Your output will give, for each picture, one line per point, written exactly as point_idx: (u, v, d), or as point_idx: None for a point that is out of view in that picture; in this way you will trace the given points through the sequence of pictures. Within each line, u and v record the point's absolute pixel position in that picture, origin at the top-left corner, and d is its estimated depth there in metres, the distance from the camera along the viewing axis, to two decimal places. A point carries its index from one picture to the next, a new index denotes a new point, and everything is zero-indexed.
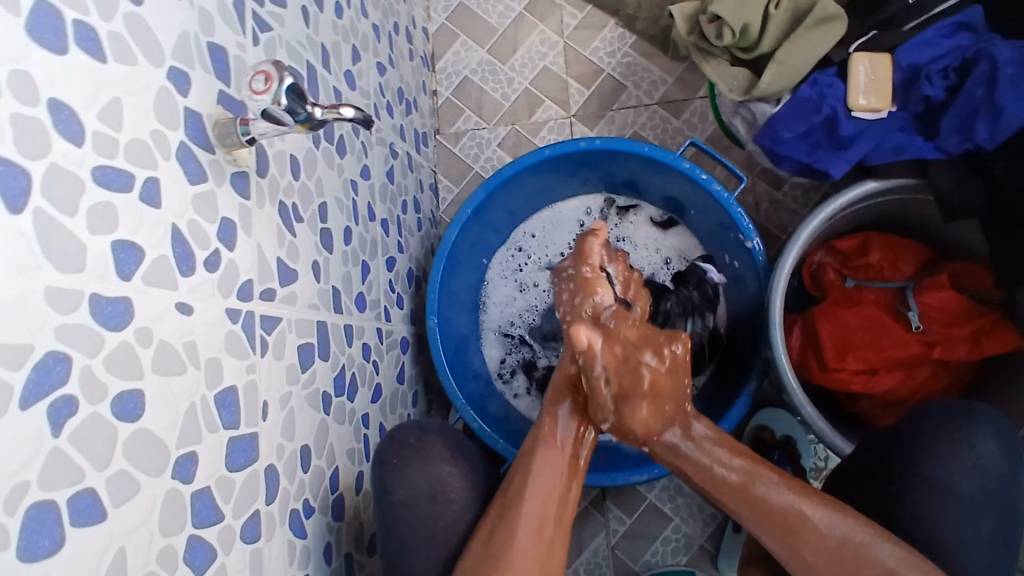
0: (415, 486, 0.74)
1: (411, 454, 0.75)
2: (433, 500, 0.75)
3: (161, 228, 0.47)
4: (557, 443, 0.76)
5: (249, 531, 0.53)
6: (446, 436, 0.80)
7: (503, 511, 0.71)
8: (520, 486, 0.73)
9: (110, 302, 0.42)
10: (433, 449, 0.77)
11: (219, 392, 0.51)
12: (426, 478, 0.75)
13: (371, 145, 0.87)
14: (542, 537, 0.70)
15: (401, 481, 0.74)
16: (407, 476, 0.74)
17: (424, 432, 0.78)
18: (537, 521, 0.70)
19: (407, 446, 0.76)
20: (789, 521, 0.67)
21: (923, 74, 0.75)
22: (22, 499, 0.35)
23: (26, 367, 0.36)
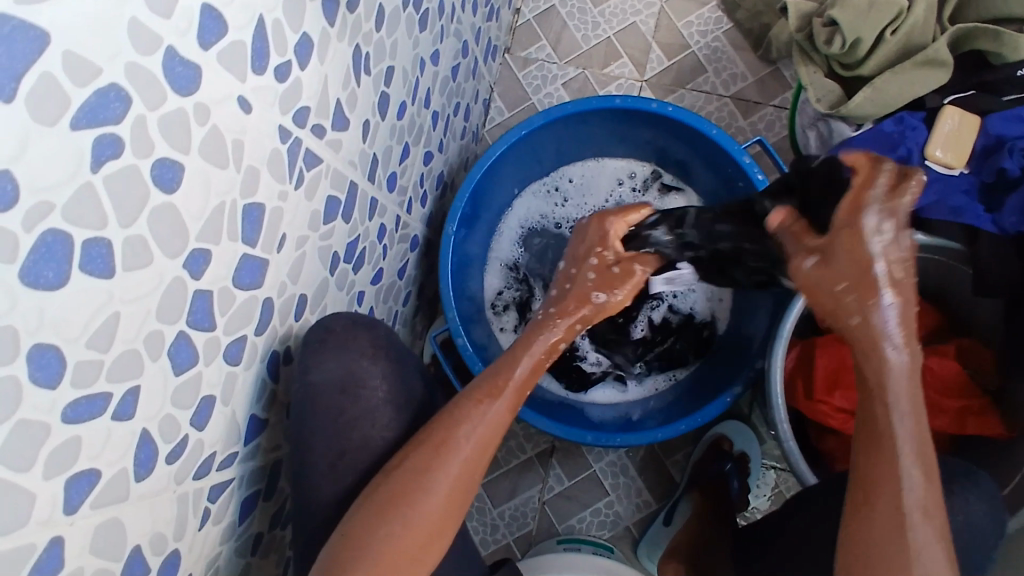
0: (331, 376, 0.64)
1: (326, 343, 0.63)
2: (344, 394, 0.66)
3: (247, 14, 0.44)
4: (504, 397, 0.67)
5: (232, 352, 0.51)
6: (377, 333, 0.70)
7: (442, 443, 0.63)
8: (463, 432, 0.64)
9: (182, 62, 0.39)
10: (357, 342, 0.67)
11: (248, 204, 0.49)
12: (340, 369, 0.65)
13: (448, 34, 0.84)
14: (466, 484, 0.63)
15: (315, 367, 0.62)
16: (324, 361, 0.63)
17: (354, 325, 0.67)
18: (464, 471, 0.63)
19: (329, 333, 0.64)
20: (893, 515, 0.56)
21: (1007, 146, 0.74)
22: (41, 221, 0.33)
23: (89, 88, 0.34)
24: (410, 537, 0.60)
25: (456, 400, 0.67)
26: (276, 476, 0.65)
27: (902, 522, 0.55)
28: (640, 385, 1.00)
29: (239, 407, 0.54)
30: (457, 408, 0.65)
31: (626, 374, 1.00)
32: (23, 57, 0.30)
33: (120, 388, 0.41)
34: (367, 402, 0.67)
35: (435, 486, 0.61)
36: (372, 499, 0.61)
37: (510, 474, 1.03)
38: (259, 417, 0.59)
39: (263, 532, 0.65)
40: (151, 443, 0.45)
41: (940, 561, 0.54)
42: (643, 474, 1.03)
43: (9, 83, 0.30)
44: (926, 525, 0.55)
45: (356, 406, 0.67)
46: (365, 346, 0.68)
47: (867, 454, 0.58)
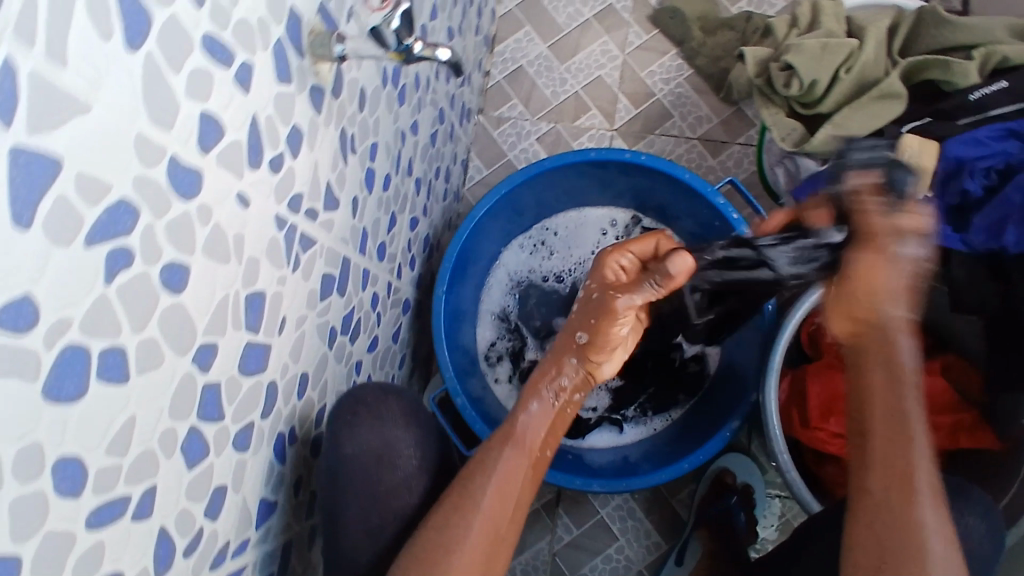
0: (365, 445, 0.68)
1: (360, 412, 0.69)
2: (380, 463, 0.69)
3: (242, 115, 0.46)
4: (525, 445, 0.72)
5: (240, 440, 0.52)
6: (405, 398, 0.74)
7: (462, 499, 0.65)
8: (480, 483, 0.67)
9: (184, 169, 0.41)
10: (388, 409, 0.72)
11: (250, 293, 0.50)
12: (376, 439, 0.70)
13: (425, 103, 0.87)
14: (500, 531, 0.66)
15: (347, 440, 0.67)
16: (357, 434, 0.68)
17: (383, 394, 0.73)
18: (495, 521, 0.66)
19: (361, 402, 0.70)
20: (908, 494, 0.62)
21: (967, 168, 0.76)
22: (61, 337, 0.34)
23: (101, 206, 0.35)
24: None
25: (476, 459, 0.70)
26: (289, 556, 0.64)
27: (908, 489, 0.62)
28: (636, 428, 1.01)
29: (249, 493, 0.55)
30: (474, 466, 0.69)
31: (623, 417, 1.01)
32: (40, 186, 0.31)
33: (138, 488, 0.41)
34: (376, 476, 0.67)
35: (467, 538, 0.63)
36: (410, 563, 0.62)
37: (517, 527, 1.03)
38: (270, 499, 0.59)
39: None
40: (169, 539, 0.45)
41: (945, 530, 0.60)
42: (649, 515, 1.03)
43: (26, 210, 0.31)
44: (931, 503, 0.62)
45: (390, 475, 0.70)
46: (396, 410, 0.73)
47: (882, 436, 0.65)
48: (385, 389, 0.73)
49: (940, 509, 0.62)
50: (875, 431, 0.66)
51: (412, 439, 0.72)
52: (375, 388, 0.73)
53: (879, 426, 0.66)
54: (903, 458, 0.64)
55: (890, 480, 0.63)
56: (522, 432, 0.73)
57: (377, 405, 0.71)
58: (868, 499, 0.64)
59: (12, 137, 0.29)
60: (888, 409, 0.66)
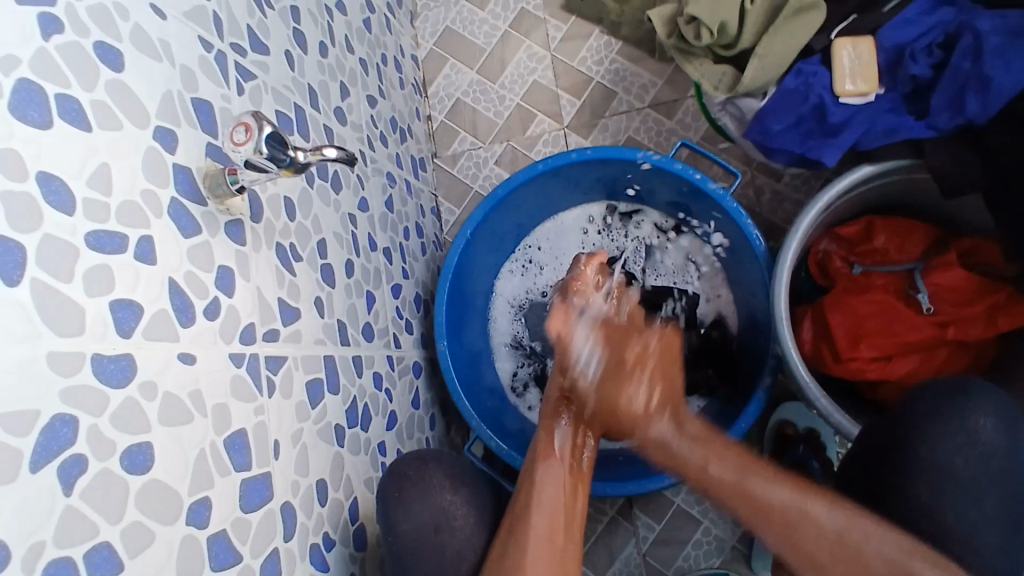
0: (420, 517, 0.72)
1: (408, 488, 0.73)
2: (439, 530, 0.74)
3: (158, 285, 0.48)
4: (559, 456, 0.78)
5: (269, 568, 0.54)
6: (446, 464, 0.78)
7: (514, 522, 0.72)
8: (529, 497, 0.74)
9: (110, 360, 0.43)
10: (431, 477, 0.75)
11: (228, 436, 0.52)
12: (430, 508, 0.74)
13: (367, 177, 0.89)
14: (556, 536, 0.71)
15: (402, 516, 0.71)
16: (410, 508, 0.72)
17: (423, 463, 0.76)
18: (550, 525, 0.71)
19: (404, 476, 0.74)
20: (664, 451, 0.74)
21: (908, 53, 0.74)
22: (38, 559, 0.37)
23: (34, 431, 0.38)
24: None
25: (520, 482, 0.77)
26: None
27: (746, 493, 0.69)
28: None
29: None
30: (523, 486, 0.76)
31: None
32: None
33: None
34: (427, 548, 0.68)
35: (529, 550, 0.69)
36: None
37: (601, 539, 1.02)
38: None
39: None
40: None
41: (778, 489, 0.68)
42: None
43: None
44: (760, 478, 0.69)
45: (451, 538, 0.74)
46: (440, 476, 0.76)
47: (689, 469, 0.72)
48: (423, 457, 0.77)
49: (781, 485, 0.69)
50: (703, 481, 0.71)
51: (462, 499, 0.76)
52: (413, 460, 0.76)
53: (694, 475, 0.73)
54: (685, 464, 0.73)
55: (666, 453, 0.74)
56: (556, 448, 0.79)
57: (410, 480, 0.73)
58: (707, 495, 0.71)
59: None
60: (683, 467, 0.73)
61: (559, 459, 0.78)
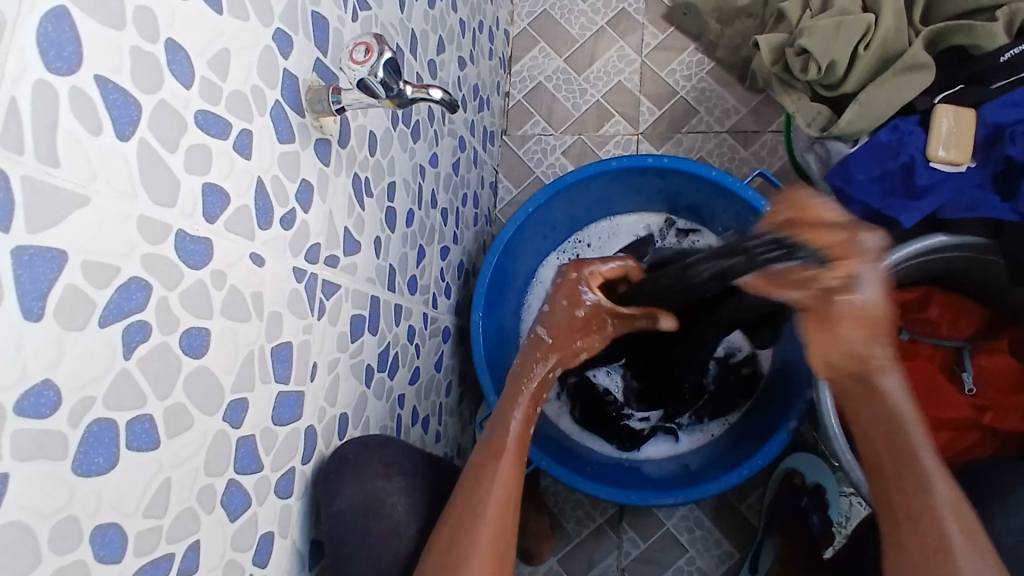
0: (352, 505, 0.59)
1: (343, 469, 0.59)
2: (368, 516, 0.60)
3: (247, 180, 0.48)
4: (510, 452, 0.65)
5: (282, 487, 0.54)
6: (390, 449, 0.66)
7: (462, 520, 0.60)
8: (477, 496, 0.61)
9: (192, 240, 0.43)
10: (372, 464, 0.62)
11: (276, 345, 0.52)
12: (362, 493, 0.60)
13: (442, 135, 0.89)
14: (503, 538, 0.61)
15: (333, 497, 0.58)
16: (342, 489, 0.58)
17: (369, 447, 0.64)
18: (499, 531, 0.60)
19: (344, 461, 0.60)
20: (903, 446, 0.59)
21: (1008, 133, 0.73)
22: (86, 415, 0.36)
23: (111, 287, 0.37)
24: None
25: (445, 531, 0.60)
26: None
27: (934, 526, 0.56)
28: (692, 435, 0.99)
29: (298, 537, 0.57)
30: (469, 479, 0.63)
31: (678, 425, 0.99)
32: (48, 278, 0.33)
33: (181, 545, 0.44)
34: (388, 517, 0.62)
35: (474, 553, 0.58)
36: None
37: (583, 545, 1.02)
38: (320, 541, 0.61)
39: None
40: None
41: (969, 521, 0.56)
42: (718, 522, 1.00)
43: (37, 302, 0.33)
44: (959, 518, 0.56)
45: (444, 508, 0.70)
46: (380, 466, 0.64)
47: (891, 465, 0.59)
48: None
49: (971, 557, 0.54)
50: (890, 470, 0.59)
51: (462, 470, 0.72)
52: None
53: (886, 469, 0.59)
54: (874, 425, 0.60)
55: (892, 446, 0.59)
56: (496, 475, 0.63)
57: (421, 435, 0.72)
58: (886, 499, 0.59)
59: (13, 239, 0.31)
60: (876, 424, 0.60)
61: (514, 457, 0.65)
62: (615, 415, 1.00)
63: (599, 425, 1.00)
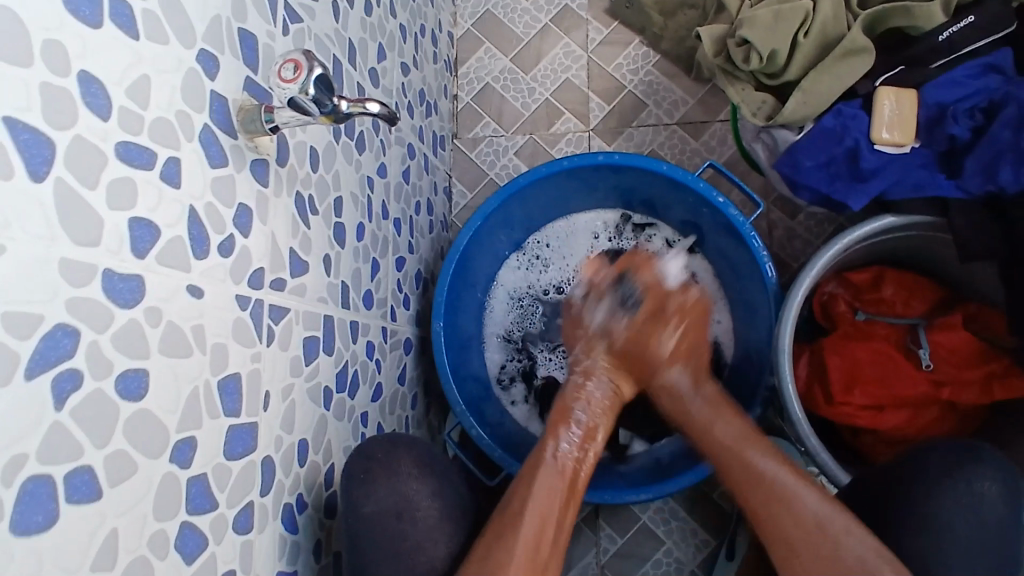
0: (381, 504, 0.67)
1: (372, 474, 0.68)
2: (401, 520, 0.67)
3: (178, 210, 0.46)
4: (558, 467, 0.74)
5: (241, 522, 0.52)
6: (419, 451, 0.72)
7: (502, 531, 0.67)
8: (517, 508, 0.70)
9: (122, 279, 0.41)
10: (402, 464, 0.70)
11: (223, 378, 0.50)
12: (392, 495, 0.68)
13: (390, 144, 0.87)
14: (541, 547, 0.68)
15: (364, 499, 0.66)
16: (372, 491, 0.67)
17: (393, 446, 0.71)
18: (534, 541, 0.68)
19: (372, 460, 0.69)
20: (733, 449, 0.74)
21: (950, 113, 0.74)
22: (18, 473, 0.34)
23: (35, 338, 0.35)
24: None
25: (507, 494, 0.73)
26: None
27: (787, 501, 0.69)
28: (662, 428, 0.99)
29: (264, 570, 0.55)
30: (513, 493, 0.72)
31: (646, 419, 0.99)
32: None
33: None
34: (416, 527, 0.68)
35: (512, 559, 0.65)
36: None
37: None
38: (288, 571, 0.59)
39: None
40: None
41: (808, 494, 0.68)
42: (693, 512, 1.01)
43: None
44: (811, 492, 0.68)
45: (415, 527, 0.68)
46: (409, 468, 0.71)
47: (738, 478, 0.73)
48: (394, 439, 0.72)
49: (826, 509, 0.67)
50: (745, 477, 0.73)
51: (431, 485, 0.71)
52: (382, 440, 0.71)
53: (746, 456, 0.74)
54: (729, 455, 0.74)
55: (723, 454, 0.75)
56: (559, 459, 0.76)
57: (383, 451, 0.70)
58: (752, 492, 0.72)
59: None
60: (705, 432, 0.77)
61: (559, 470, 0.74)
62: None
63: None
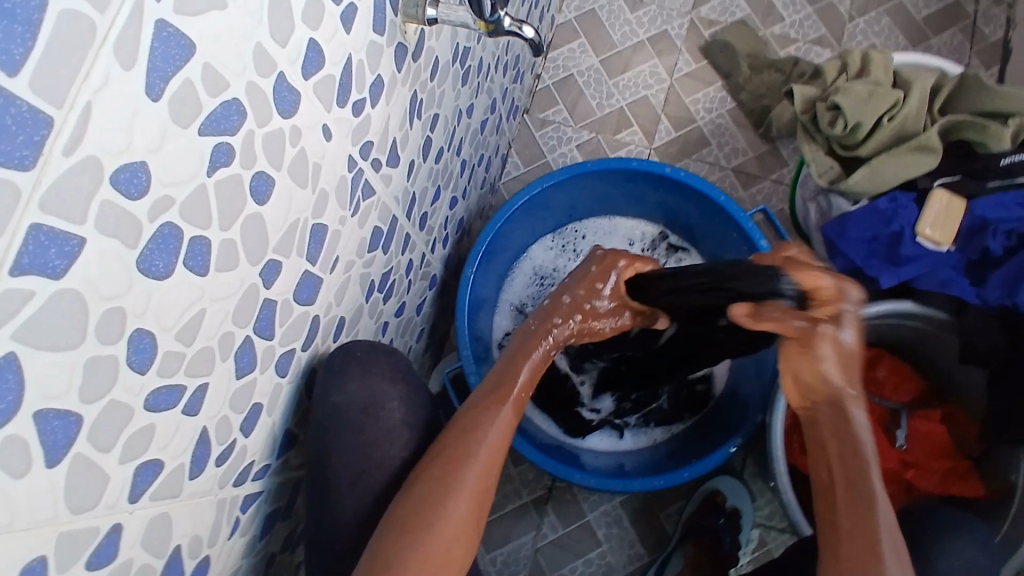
0: (352, 397, 0.65)
1: (347, 365, 0.64)
2: (365, 415, 0.68)
3: (339, 53, 0.48)
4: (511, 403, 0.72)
5: (281, 364, 0.54)
6: (395, 358, 0.72)
7: (456, 453, 0.67)
8: (474, 434, 0.69)
9: (287, 89, 0.43)
10: (378, 366, 0.68)
11: (316, 224, 0.52)
12: (364, 393, 0.67)
13: (482, 90, 0.90)
14: (487, 479, 0.68)
15: (337, 390, 0.63)
16: (346, 385, 0.64)
17: (374, 350, 0.69)
18: (486, 469, 0.68)
19: (352, 355, 0.65)
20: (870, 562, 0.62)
21: (990, 228, 0.81)
22: (163, 214, 0.35)
23: (218, 100, 0.37)
24: (433, 556, 0.63)
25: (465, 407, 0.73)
26: (294, 505, 0.67)
27: None
28: (635, 436, 1.02)
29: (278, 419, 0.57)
30: (467, 414, 0.71)
31: (624, 424, 1.02)
32: (175, 64, 0.33)
33: (194, 383, 0.43)
34: (379, 423, 0.69)
35: (463, 478, 0.66)
36: (397, 510, 0.64)
37: (505, 518, 1.04)
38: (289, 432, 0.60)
39: (275, 551, 0.67)
40: (207, 442, 0.47)
41: None
42: (635, 525, 1.04)
43: (159, 83, 0.32)
44: None
45: (375, 427, 0.69)
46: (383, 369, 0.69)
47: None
48: (375, 345, 0.70)
49: None
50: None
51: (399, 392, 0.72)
52: (365, 342, 0.69)
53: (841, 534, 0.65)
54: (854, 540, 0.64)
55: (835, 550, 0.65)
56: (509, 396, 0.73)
57: (387, 357, 0.71)
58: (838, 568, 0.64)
59: (161, 11, 0.31)
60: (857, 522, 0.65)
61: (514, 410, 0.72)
62: (571, 401, 1.02)
63: (552, 405, 1.02)
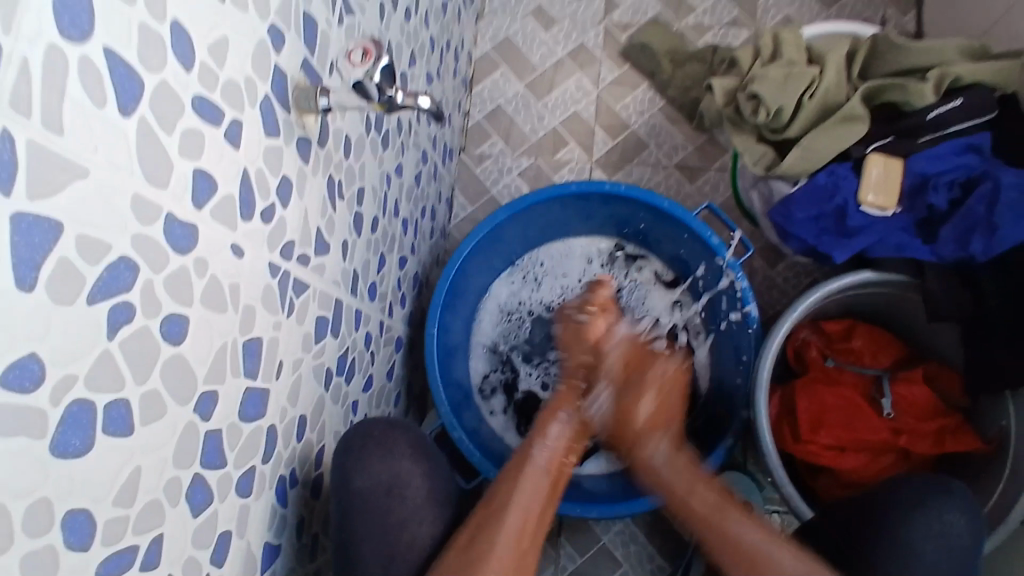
0: (374, 479, 0.71)
1: (368, 447, 0.72)
2: (390, 495, 0.73)
3: (233, 170, 0.48)
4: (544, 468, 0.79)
5: (243, 485, 0.53)
6: (412, 434, 0.77)
7: (486, 521, 0.72)
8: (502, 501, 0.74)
9: (180, 224, 0.42)
10: (397, 444, 0.74)
11: (248, 339, 0.51)
12: (386, 472, 0.73)
13: (408, 146, 0.90)
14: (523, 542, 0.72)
15: (360, 474, 0.70)
16: (368, 467, 0.71)
17: (390, 428, 0.75)
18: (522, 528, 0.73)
19: (369, 436, 0.72)
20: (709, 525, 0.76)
21: (932, 184, 0.81)
22: (67, 393, 0.35)
23: (101, 265, 0.36)
24: None
25: (494, 485, 0.78)
26: None
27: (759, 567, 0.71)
28: None
29: (254, 536, 0.56)
30: (496, 490, 0.76)
31: None
32: (42, 248, 0.32)
33: (146, 538, 0.42)
34: (404, 505, 0.74)
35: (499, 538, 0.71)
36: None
37: None
38: (274, 543, 0.60)
39: None
40: None
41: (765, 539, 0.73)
42: (651, 538, 1.03)
43: (29, 272, 0.32)
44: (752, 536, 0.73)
45: (401, 506, 0.73)
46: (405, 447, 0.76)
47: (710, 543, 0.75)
48: (392, 422, 0.76)
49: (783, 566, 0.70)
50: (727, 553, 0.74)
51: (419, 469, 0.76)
52: (382, 421, 0.75)
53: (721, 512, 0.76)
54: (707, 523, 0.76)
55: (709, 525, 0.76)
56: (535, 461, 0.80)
57: (404, 433, 0.77)
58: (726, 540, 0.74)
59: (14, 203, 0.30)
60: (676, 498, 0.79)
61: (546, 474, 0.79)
62: None
63: None
